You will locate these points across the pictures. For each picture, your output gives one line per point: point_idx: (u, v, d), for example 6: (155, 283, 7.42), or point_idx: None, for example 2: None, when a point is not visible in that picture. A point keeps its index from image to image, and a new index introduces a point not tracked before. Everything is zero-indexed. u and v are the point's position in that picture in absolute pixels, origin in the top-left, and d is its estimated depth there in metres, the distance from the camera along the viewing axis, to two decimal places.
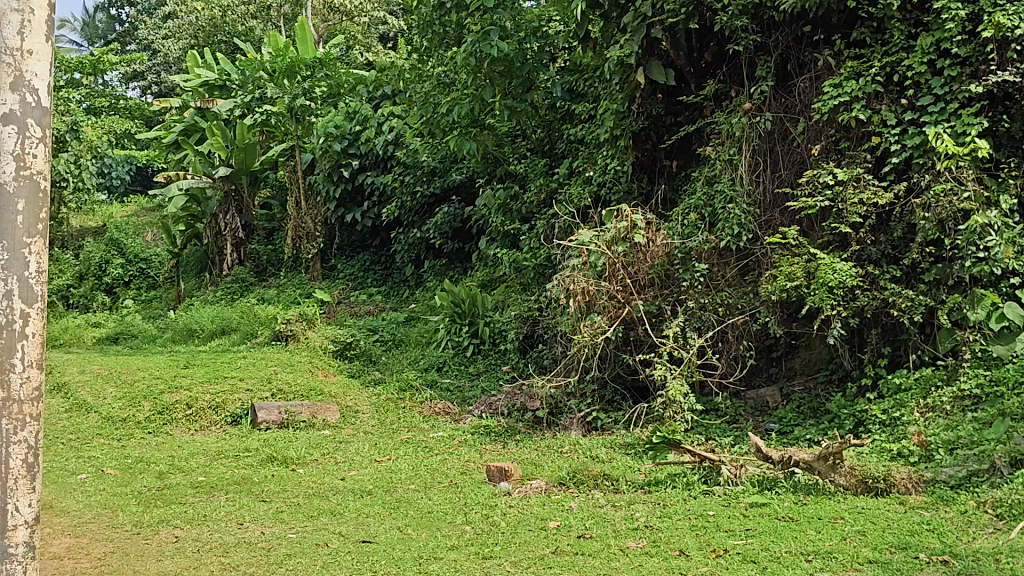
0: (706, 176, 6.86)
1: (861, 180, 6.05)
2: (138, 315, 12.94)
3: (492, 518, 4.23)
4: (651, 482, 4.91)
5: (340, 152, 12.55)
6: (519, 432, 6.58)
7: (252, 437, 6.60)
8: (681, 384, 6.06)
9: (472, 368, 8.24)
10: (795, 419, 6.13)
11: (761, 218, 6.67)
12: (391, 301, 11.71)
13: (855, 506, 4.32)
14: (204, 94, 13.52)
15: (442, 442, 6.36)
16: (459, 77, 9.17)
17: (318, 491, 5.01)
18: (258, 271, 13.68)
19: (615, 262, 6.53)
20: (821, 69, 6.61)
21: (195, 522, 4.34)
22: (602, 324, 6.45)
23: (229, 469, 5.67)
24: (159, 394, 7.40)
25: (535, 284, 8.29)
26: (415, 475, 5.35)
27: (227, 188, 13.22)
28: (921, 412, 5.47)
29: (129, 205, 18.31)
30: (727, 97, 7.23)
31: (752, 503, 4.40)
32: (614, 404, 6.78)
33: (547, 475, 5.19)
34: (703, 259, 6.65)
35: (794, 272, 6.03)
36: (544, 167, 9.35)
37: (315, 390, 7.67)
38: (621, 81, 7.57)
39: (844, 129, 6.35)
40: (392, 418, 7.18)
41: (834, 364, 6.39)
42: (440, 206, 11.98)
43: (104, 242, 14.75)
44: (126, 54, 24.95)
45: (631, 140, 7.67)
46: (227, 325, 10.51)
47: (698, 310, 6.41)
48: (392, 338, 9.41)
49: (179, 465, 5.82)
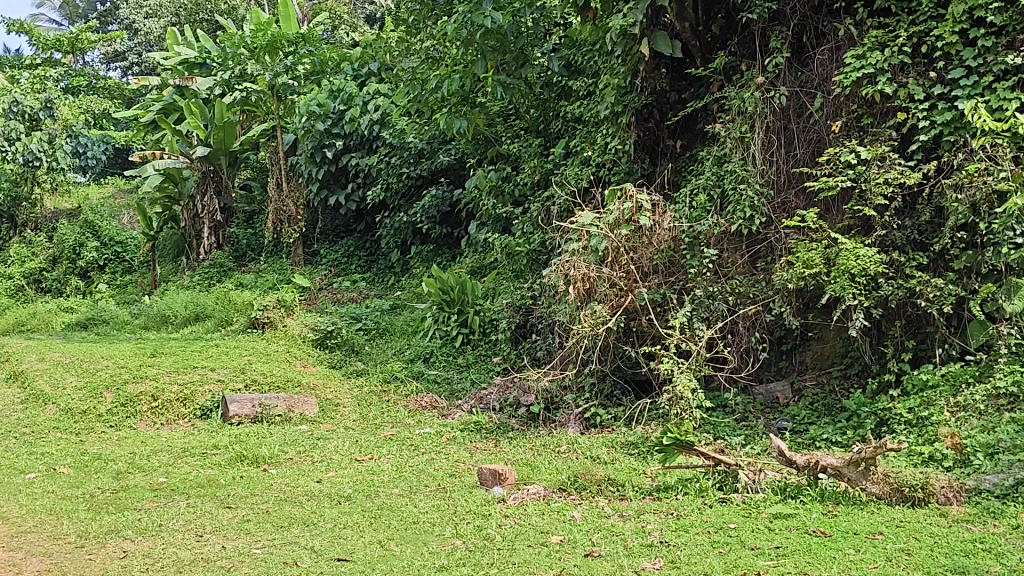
0: (715, 155, 6.38)
1: (886, 159, 5.58)
2: (112, 301, 12.37)
3: (486, 531, 3.76)
4: (661, 488, 4.42)
5: (323, 131, 12.02)
6: (512, 429, 6.10)
7: (223, 433, 6.09)
8: (688, 379, 5.52)
9: (461, 359, 7.75)
10: (810, 417, 5.67)
11: (775, 201, 6.19)
12: (375, 288, 11.20)
13: (892, 518, 3.86)
14: (183, 72, 12.88)
15: (428, 440, 5.86)
16: (449, 52, 8.65)
17: (291, 495, 4.52)
18: (236, 256, 13.14)
19: (617, 246, 6.02)
20: (841, 40, 6.12)
21: (149, 532, 3.84)
22: (603, 313, 5.93)
23: (194, 469, 5.16)
24: (122, 384, 6.88)
25: (528, 270, 7.78)
26: (398, 478, 4.86)
27: (206, 168, 12.74)
28: (952, 412, 5.02)
29: (105, 187, 17.64)
30: (738, 71, 6.73)
31: (776, 514, 3.93)
32: (612, 399, 6.30)
33: (545, 479, 4.70)
34: (712, 245, 6.14)
35: (813, 259, 5.57)
36: (538, 147, 8.85)
37: (292, 381, 7.16)
38: (623, 54, 7.07)
39: (868, 104, 5.86)
40: (375, 412, 6.68)
41: (851, 358, 5.93)
42: (428, 188, 11.47)
43: (78, 224, 14.14)
44: (105, 32, 24.12)
45: (633, 117, 7.19)
46: (202, 311, 9.98)
47: (706, 299, 5.93)
48: (376, 327, 8.90)
49: (138, 464, 5.31)
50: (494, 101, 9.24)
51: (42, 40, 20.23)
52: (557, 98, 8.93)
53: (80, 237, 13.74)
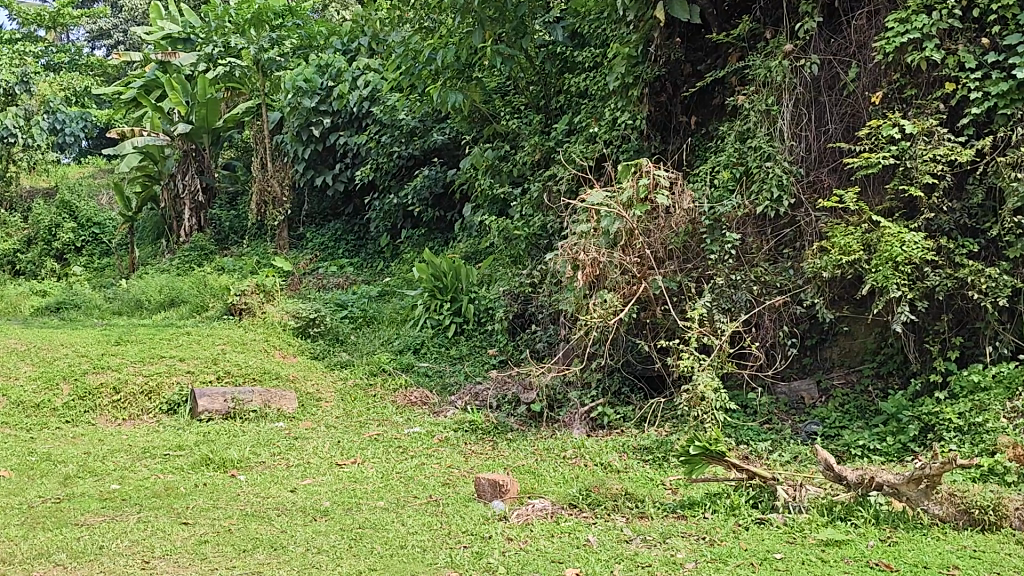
0: (738, 130, 5.77)
1: (933, 134, 4.99)
2: (86, 284, 11.71)
3: (486, 559, 3.17)
4: (686, 505, 3.84)
5: (310, 109, 11.32)
6: (511, 429, 5.51)
7: (189, 431, 5.49)
8: (710, 378, 4.90)
9: (454, 351, 7.16)
10: (841, 420, 5.11)
11: (805, 180, 5.60)
12: (363, 273, 10.60)
13: (963, 547, 3.29)
14: (166, 47, 12.16)
15: (418, 442, 5.26)
16: (444, 20, 8.00)
17: (259, 508, 3.91)
18: (218, 239, 12.50)
19: (631, 228, 5.39)
20: (880, 2, 5.48)
21: (86, 557, 3.24)
22: (614, 302, 5.31)
23: (152, 475, 4.55)
24: (81, 375, 6.26)
25: (527, 255, 7.16)
26: (383, 488, 4.25)
27: (187, 147, 12.06)
28: (1009, 417, 4.46)
29: (86, 166, 16.89)
30: (762, 38, 6.11)
31: (827, 540, 3.37)
32: (621, 398, 5.75)
33: (552, 492, 4.10)
34: (734, 228, 5.56)
35: (851, 246, 4.99)
36: (539, 124, 8.24)
37: (269, 374, 6.55)
38: (635, 21, 6.45)
39: (912, 74, 5.25)
40: (359, 409, 6.08)
41: (886, 354, 5.37)
42: (420, 169, 10.86)
43: (53, 204, 13.45)
44: (90, 6, 23.02)
45: (645, 89, 6.57)
46: (178, 297, 9.35)
47: (728, 289, 5.34)
48: (363, 315, 8.30)
49: (90, 467, 4.69)
50: (491, 75, 8.61)
51: (23, 13, 19.24)
52: (559, 72, 8.30)
53: (55, 217, 13.06)
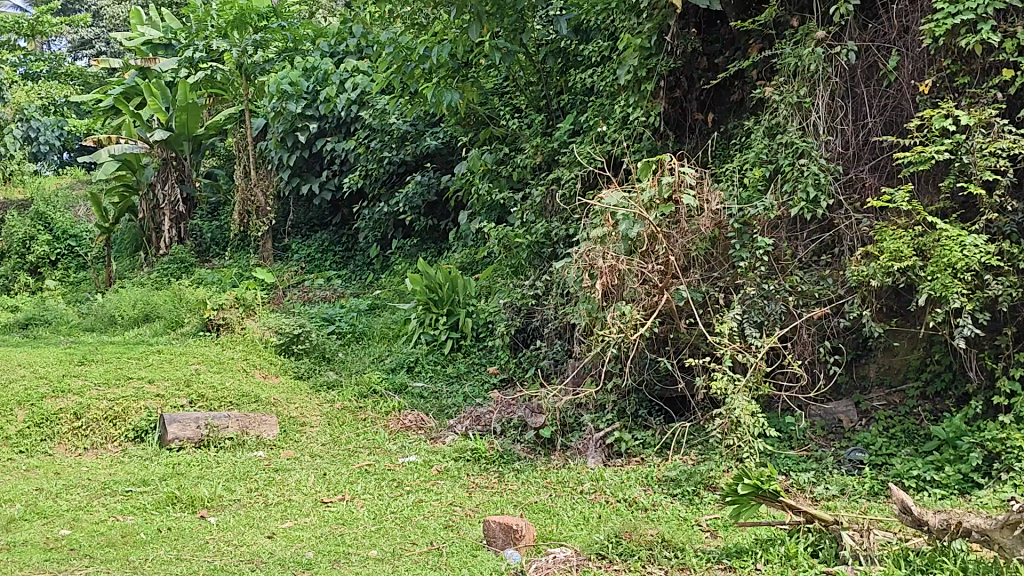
0: (766, 125, 5.21)
1: (992, 126, 4.43)
2: (60, 299, 11.09)
3: None
4: (732, 555, 3.27)
5: (295, 113, 10.66)
6: (518, 459, 4.94)
7: (156, 462, 4.89)
8: (747, 402, 4.33)
9: (450, 369, 6.59)
10: (889, 447, 4.55)
11: (842, 179, 5.06)
12: (352, 286, 10.01)
13: None
14: (146, 52, 11.57)
15: (414, 473, 4.68)
16: (439, 14, 7.43)
17: (231, 561, 3.30)
18: (199, 250, 11.89)
19: (655, 232, 4.83)
20: None
21: None
22: (634, 316, 4.76)
23: (109, 517, 3.94)
24: (38, 400, 5.64)
25: (528, 265, 6.57)
26: (376, 533, 3.66)
27: (166, 155, 11.47)
28: None
29: (64, 177, 16.24)
30: (788, 26, 5.55)
31: None
32: (639, 421, 5.17)
33: (574, 538, 3.52)
34: (765, 233, 5.00)
35: (902, 251, 4.43)
36: (540, 125, 7.69)
37: (248, 397, 5.94)
38: (649, 8, 5.89)
39: (963, 61, 4.69)
40: (348, 435, 5.48)
41: (936, 372, 4.80)
42: (411, 175, 10.26)
43: (27, 216, 12.81)
44: (71, 14, 22.40)
45: (660, 83, 6.00)
46: (154, 312, 8.74)
47: (761, 300, 4.78)
48: (351, 331, 7.70)
49: (39, 508, 4.08)
50: (487, 75, 8.04)
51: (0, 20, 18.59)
52: (561, 70, 7.74)
53: (30, 229, 12.44)
